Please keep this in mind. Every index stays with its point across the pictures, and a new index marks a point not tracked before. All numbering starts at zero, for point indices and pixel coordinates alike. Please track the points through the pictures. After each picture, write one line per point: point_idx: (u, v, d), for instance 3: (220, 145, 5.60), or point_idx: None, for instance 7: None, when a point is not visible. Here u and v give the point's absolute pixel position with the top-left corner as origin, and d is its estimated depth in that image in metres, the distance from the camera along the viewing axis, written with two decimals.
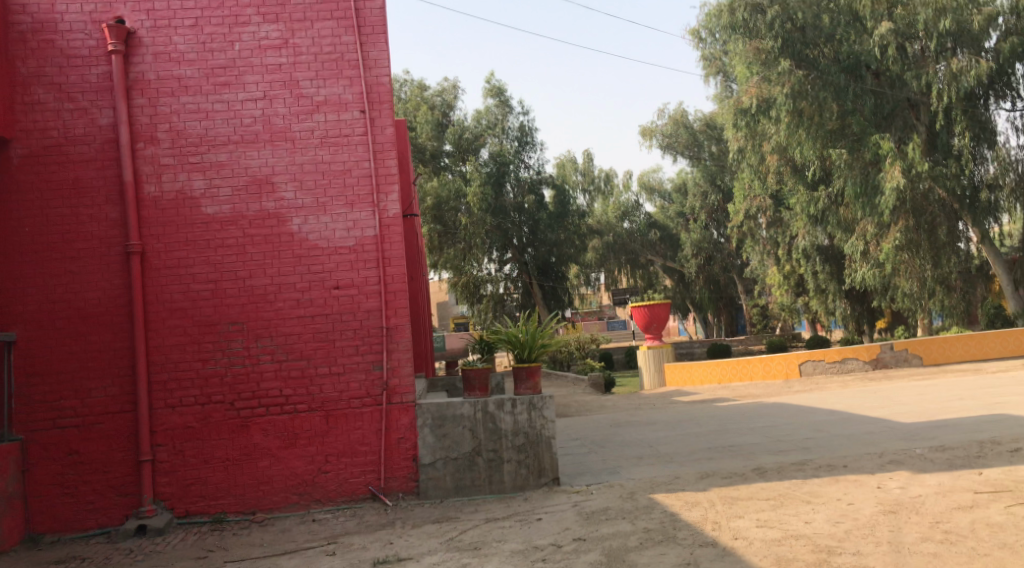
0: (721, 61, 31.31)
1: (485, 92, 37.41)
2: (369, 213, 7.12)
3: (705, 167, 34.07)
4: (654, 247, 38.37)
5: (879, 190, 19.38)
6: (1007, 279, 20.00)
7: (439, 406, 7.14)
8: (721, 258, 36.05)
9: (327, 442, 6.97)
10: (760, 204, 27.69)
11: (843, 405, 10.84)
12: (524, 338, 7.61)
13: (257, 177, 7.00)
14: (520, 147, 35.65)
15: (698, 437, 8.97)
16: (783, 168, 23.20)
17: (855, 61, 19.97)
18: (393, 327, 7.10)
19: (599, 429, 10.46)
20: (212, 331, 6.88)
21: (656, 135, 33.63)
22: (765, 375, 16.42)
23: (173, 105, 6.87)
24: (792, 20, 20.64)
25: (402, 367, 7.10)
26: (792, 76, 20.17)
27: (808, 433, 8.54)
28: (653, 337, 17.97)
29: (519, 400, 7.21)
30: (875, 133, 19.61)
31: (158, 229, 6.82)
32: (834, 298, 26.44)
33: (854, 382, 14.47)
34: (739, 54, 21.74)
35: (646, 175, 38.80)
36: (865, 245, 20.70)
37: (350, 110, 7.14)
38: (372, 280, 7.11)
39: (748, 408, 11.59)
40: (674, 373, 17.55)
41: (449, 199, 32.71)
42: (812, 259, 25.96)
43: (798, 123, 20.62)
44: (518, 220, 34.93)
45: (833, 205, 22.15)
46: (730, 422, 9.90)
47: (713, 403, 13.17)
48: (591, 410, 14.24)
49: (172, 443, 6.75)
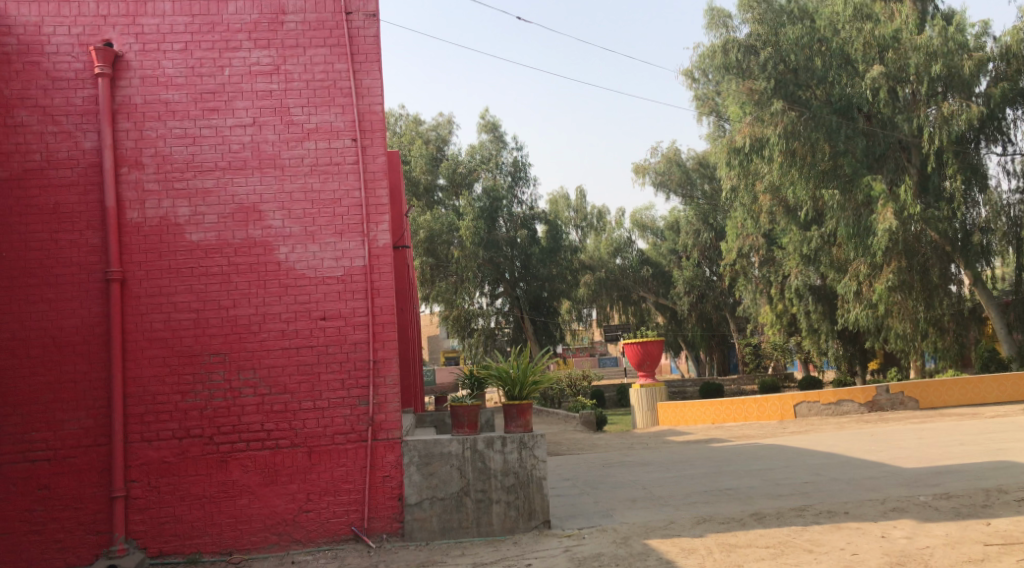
0: (713, 101, 31.70)
1: (480, 127, 37.66)
2: (358, 243, 6.96)
3: (698, 206, 34.47)
4: (646, 284, 38.26)
5: (871, 231, 19.46)
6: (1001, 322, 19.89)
7: (426, 443, 6.88)
8: (714, 296, 35.99)
9: (310, 479, 6.69)
10: (753, 242, 27.79)
11: (840, 448, 10.61)
12: (514, 374, 7.40)
13: (245, 205, 6.84)
14: (513, 182, 35.75)
15: (694, 479, 8.71)
16: (775, 208, 23.44)
17: (847, 103, 20.02)
18: (380, 360, 6.88)
19: (591, 470, 10.18)
20: (193, 362, 6.63)
21: (650, 172, 34.03)
22: (760, 417, 16.19)
23: (160, 130, 6.73)
24: (785, 62, 21.01)
25: (388, 403, 6.86)
26: (785, 116, 20.21)
27: (806, 477, 8.31)
28: (646, 375, 17.74)
29: (509, 438, 6.98)
30: (867, 175, 19.64)
31: (140, 256, 6.62)
32: (827, 338, 26.34)
33: (850, 424, 14.24)
34: (733, 94, 21.86)
35: (639, 212, 38.87)
36: (858, 286, 20.38)
37: (341, 138, 7.02)
38: (359, 312, 6.91)
39: (743, 449, 11.34)
40: (666, 412, 17.26)
41: (442, 232, 32.65)
42: (804, 299, 25.87)
43: (791, 163, 20.71)
44: (511, 254, 34.93)
45: (826, 245, 22.15)
46: (725, 464, 9.66)
47: (708, 444, 12.91)
48: (583, 449, 13.95)
49: (147, 479, 6.45)
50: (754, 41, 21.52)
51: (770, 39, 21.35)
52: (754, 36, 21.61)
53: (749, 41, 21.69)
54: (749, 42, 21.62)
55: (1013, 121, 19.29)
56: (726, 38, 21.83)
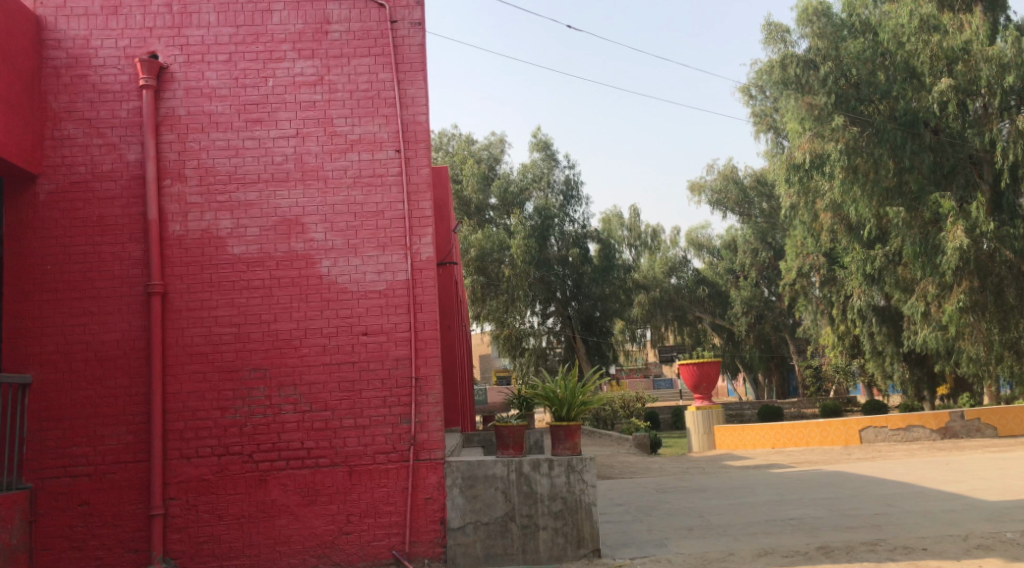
0: (772, 117, 30.82)
1: (532, 146, 37.58)
2: (401, 257, 6.76)
3: (756, 225, 33.39)
4: (701, 304, 37.41)
5: (940, 249, 18.57)
6: None
7: (470, 464, 6.59)
8: (772, 317, 34.98)
9: (350, 500, 6.45)
10: (813, 262, 26.68)
11: (914, 477, 9.91)
12: (562, 394, 7.05)
13: (287, 217, 6.74)
14: (565, 200, 35.46)
15: (754, 507, 8.21)
16: (836, 226, 22.48)
17: (912, 118, 19.00)
18: (422, 377, 6.65)
19: (644, 495, 9.72)
20: (233, 378, 6.51)
21: (706, 190, 33.05)
22: (823, 441, 15.38)
23: (203, 142, 6.74)
24: (846, 76, 20.33)
25: (431, 422, 6.60)
26: (847, 132, 19.53)
27: (877, 507, 7.73)
28: (702, 397, 17.11)
29: (556, 461, 6.63)
30: (935, 192, 18.79)
31: (182, 268, 6.58)
32: (892, 361, 25.21)
33: (922, 451, 13.41)
34: (791, 110, 21.15)
35: (695, 231, 37.93)
36: (926, 305, 19.56)
37: (385, 150, 6.87)
38: (401, 327, 6.70)
39: (807, 476, 10.72)
40: (723, 436, 16.55)
41: (493, 251, 32.52)
42: (867, 320, 24.78)
43: (853, 179, 19.93)
44: (562, 273, 34.61)
45: (891, 264, 21.24)
46: (787, 492, 9.10)
47: (768, 470, 12.29)
48: (635, 473, 13.47)
49: (186, 497, 6.29)
50: (812, 56, 20.96)
51: (829, 53, 20.72)
52: (813, 50, 21.02)
53: (808, 56, 21.14)
54: (808, 57, 21.05)
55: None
56: (785, 53, 21.26)
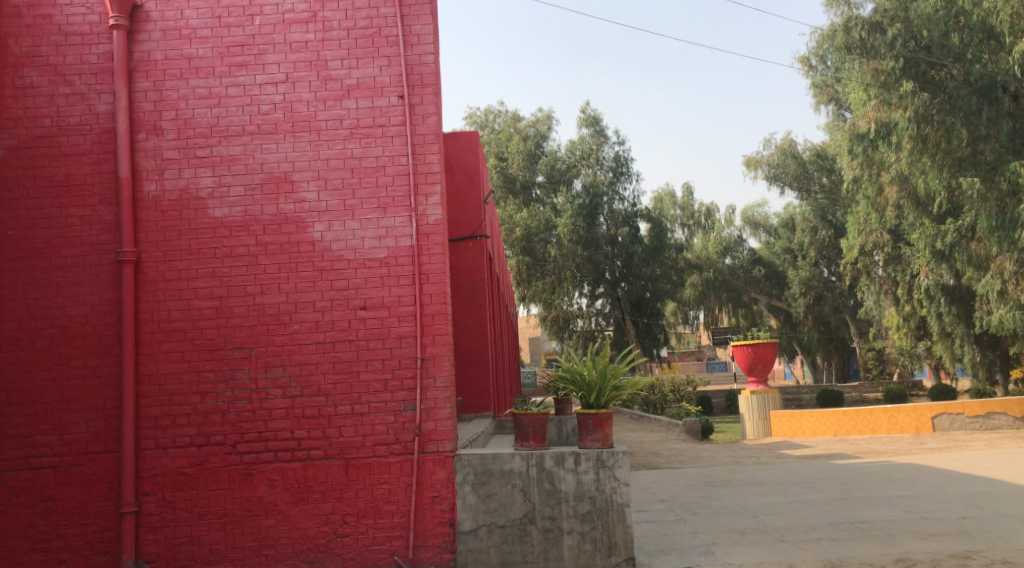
0: (833, 88, 29.07)
1: (580, 122, 36.45)
2: (405, 219, 5.87)
3: (816, 201, 31.30)
4: (757, 285, 35.54)
5: (1019, 223, 16.73)
6: None
7: (483, 458, 5.70)
8: (832, 298, 33.16)
9: (345, 499, 5.67)
10: (877, 239, 24.94)
11: (1003, 471, 8.62)
12: (590, 378, 6.05)
13: (275, 174, 5.93)
14: (615, 177, 34.18)
15: (817, 507, 7.10)
16: (903, 201, 20.56)
17: (989, 82, 17.23)
18: (428, 358, 5.79)
19: (690, 489, 8.69)
20: (215, 358, 5.79)
21: (762, 165, 31.08)
22: (891, 429, 13.99)
23: (182, 90, 5.96)
24: (916, 39, 18.48)
25: (439, 410, 5.75)
26: (916, 98, 17.85)
27: (964, 509, 6.56)
28: (756, 380, 15.90)
29: (583, 455, 5.68)
30: (1014, 161, 16.93)
31: (158, 234, 5.86)
32: (962, 342, 23.43)
33: (1007, 441, 11.98)
34: (856, 76, 19.64)
35: (751, 208, 36.19)
36: (1002, 284, 17.89)
37: (386, 96, 5.96)
38: (406, 300, 5.82)
39: (877, 469, 9.51)
40: (780, 422, 15.31)
41: (539, 230, 31.50)
42: (936, 300, 22.99)
43: (922, 150, 18.32)
44: (611, 253, 33.38)
45: (964, 240, 19.39)
46: (856, 488, 7.96)
47: (830, 461, 11.10)
48: (683, 462, 12.44)
49: (161, 493, 5.63)
50: (879, 17, 18.91)
51: (898, 15, 18.75)
52: (880, 11, 19.01)
53: (874, 19, 19.13)
54: (875, 19, 19.04)
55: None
56: (848, 15, 19.40)
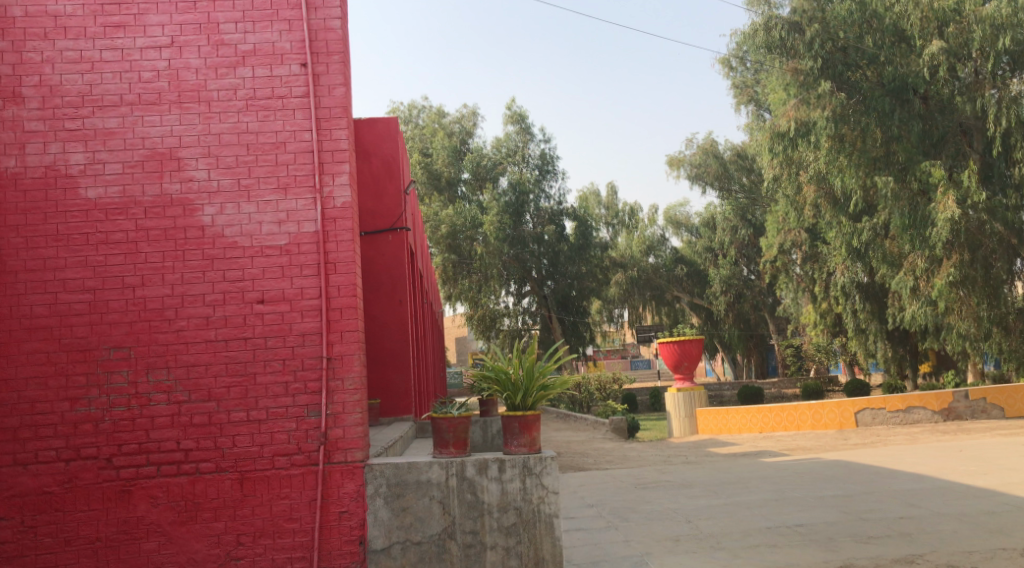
0: (753, 89, 29.40)
1: (506, 119, 35.98)
2: (308, 202, 5.25)
3: (736, 201, 31.82)
4: (680, 283, 35.79)
5: (929, 221, 17.14)
6: None
7: (398, 468, 5.14)
8: (751, 296, 33.74)
9: (241, 517, 5.02)
10: (795, 237, 25.41)
11: (930, 465, 8.56)
12: (516, 376, 5.53)
13: (158, 149, 5.20)
14: (540, 175, 33.95)
15: (751, 510, 6.81)
16: (821, 200, 20.82)
17: (902, 82, 17.77)
18: (335, 358, 5.19)
19: (620, 493, 8.30)
20: (87, 360, 5.03)
21: (685, 165, 31.41)
22: (815, 425, 14.05)
23: (47, 52, 5.17)
24: (833, 40, 18.74)
25: (347, 415, 5.16)
26: (834, 98, 18.10)
27: (898, 508, 6.37)
28: (683, 378, 15.75)
29: (508, 461, 5.18)
30: (925, 161, 17.36)
31: (18, 217, 5.07)
32: (875, 338, 24.05)
33: (927, 435, 12.11)
34: (777, 77, 19.78)
35: (673, 208, 36.46)
36: (914, 281, 18.07)
37: (287, 64, 5.33)
38: (309, 293, 5.21)
39: (806, 467, 9.36)
40: (706, 419, 15.18)
41: (465, 228, 30.69)
42: (851, 297, 23.56)
43: (839, 149, 18.63)
44: (537, 251, 33.17)
45: (878, 238, 19.78)
46: (788, 488, 7.73)
47: (759, 459, 10.95)
48: (612, 462, 12.12)
49: (21, 516, 4.89)
50: (798, 17, 19.10)
51: (815, 16, 18.89)
52: (796, 12, 19.13)
53: (793, 19, 19.23)
54: (794, 19, 19.19)
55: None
56: (768, 14, 19.46)
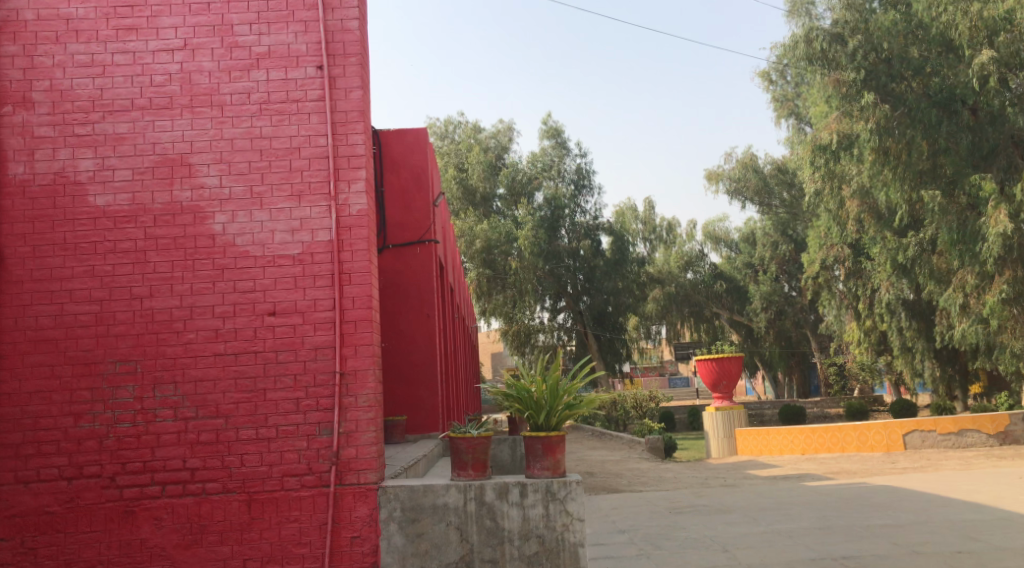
0: (794, 102, 28.52)
1: (542, 134, 35.82)
2: (322, 210, 5.03)
3: (776, 216, 31.15)
4: (719, 300, 35.01)
5: (980, 236, 16.41)
6: None
7: (413, 491, 4.83)
8: (793, 313, 32.86)
9: (248, 540, 4.76)
10: (838, 253, 24.65)
11: (988, 493, 7.97)
12: (537, 396, 5.16)
13: (169, 155, 5.04)
14: (576, 190, 33.65)
15: (793, 539, 6.34)
16: (864, 214, 20.18)
17: (949, 94, 17.17)
18: (349, 373, 4.92)
19: (653, 518, 7.86)
20: (92, 374, 4.85)
21: (724, 179, 30.58)
22: (861, 448, 13.42)
23: (58, 56, 5.05)
24: (877, 51, 18.07)
25: (360, 434, 4.89)
26: (878, 109, 17.42)
27: (956, 540, 5.85)
28: (721, 397, 15.23)
29: (530, 486, 4.84)
30: (973, 174, 16.84)
31: (26, 226, 4.93)
32: (923, 358, 23.13)
33: (982, 459, 11.41)
34: (818, 89, 19.08)
35: (712, 223, 35.74)
36: (964, 298, 17.32)
37: (303, 66, 5.13)
38: (323, 305, 4.97)
39: (853, 492, 8.80)
40: (746, 440, 14.63)
41: (500, 243, 30.50)
42: (896, 314, 22.79)
43: (884, 162, 17.92)
44: (573, 266, 32.83)
45: (924, 253, 19.02)
46: (834, 515, 7.21)
47: (801, 483, 10.40)
48: (646, 484, 11.67)
49: (21, 536, 4.70)
50: (840, 28, 18.39)
51: (859, 26, 18.32)
52: (839, 23, 18.47)
53: (835, 30, 18.51)
54: (836, 31, 18.44)
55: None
56: (810, 26, 18.64)
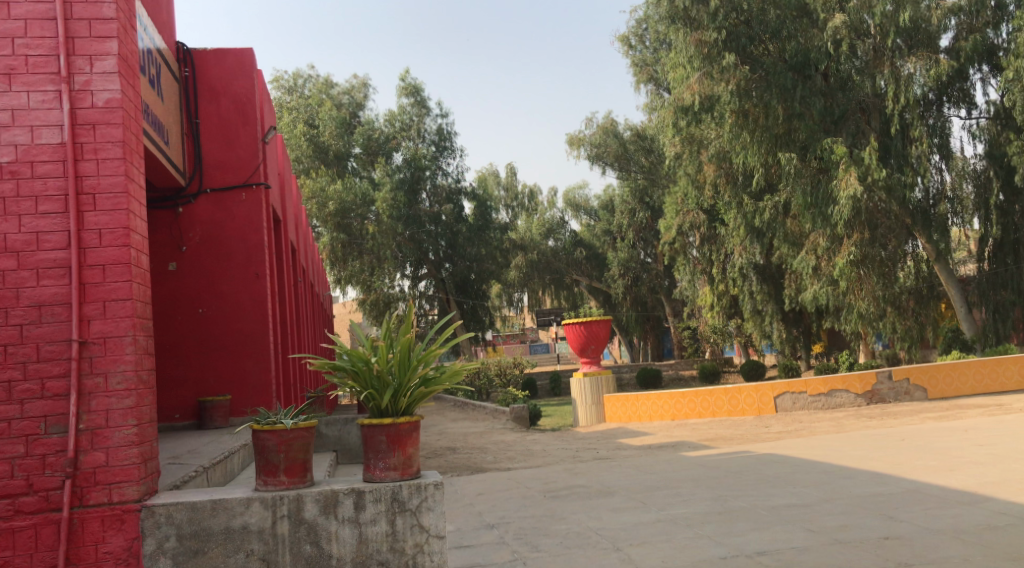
0: (652, 68, 27.70)
1: (400, 92, 33.73)
2: (48, 96, 3.35)
3: (635, 182, 30.41)
4: (579, 267, 34.68)
5: (832, 199, 15.98)
6: (961, 300, 16.79)
7: (195, 511, 3.30)
8: (649, 279, 32.85)
9: None
10: (694, 219, 24.32)
11: (880, 459, 7.35)
12: (378, 368, 3.69)
13: None
14: (437, 152, 31.92)
15: (690, 529, 5.30)
16: (720, 179, 19.59)
17: (803, 58, 16.54)
18: (94, 342, 3.31)
19: (527, 506, 6.64)
20: None
21: (584, 145, 29.78)
22: (732, 412, 12.99)
23: None
24: (738, 11, 17.21)
25: (111, 433, 3.29)
26: (738, 71, 16.72)
27: (878, 523, 4.97)
28: (590, 361, 14.36)
29: (369, 494, 3.46)
30: (826, 139, 16.24)
31: None
32: (772, 320, 23.50)
33: (853, 421, 11.14)
34: (680, 50, 18.02)
35: (573, 190, 35.30)
36: (815, 260, 17.06)
37: None
38: (50, 241, 3.30)
39: (738, 464, 8.01)
40: (614, 406, 13.88)
41: (356, 205, 28.30)
42: (748, 278, 23.07)
43: (742, 126, 17.17)
44: (434, 232, 31.19)
45: (779, 217, 18.35)
46: (730, 496, 6.28)
47: (680, 453, 9.64)
48: (514, 459, 10.55)
49: None
50: None
51: None
52: None
53: None
54: None
55: (978, 81, 16.27)
56: None
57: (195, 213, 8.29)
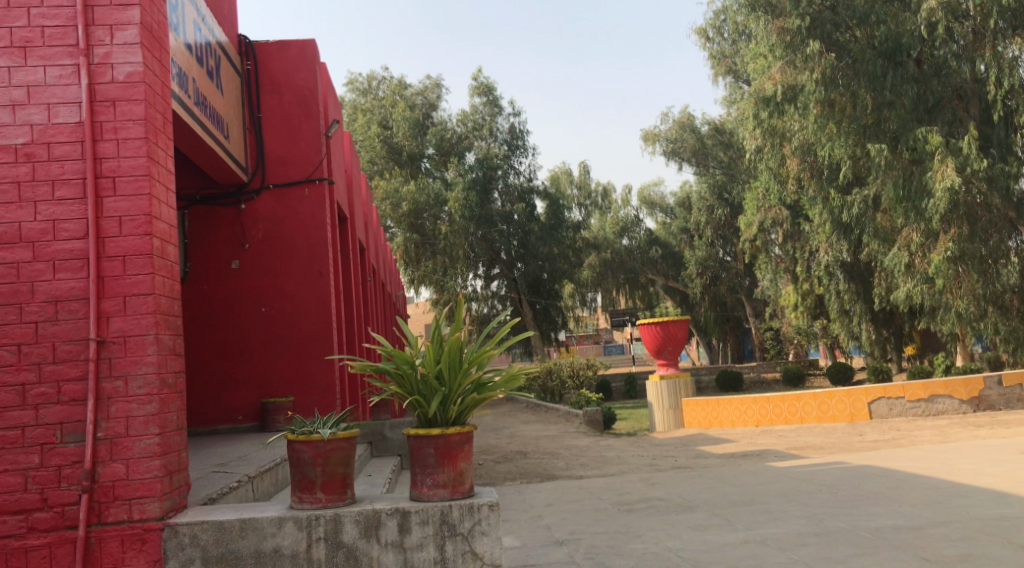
0: (731, 60, 26.82)
1: (473, 92, 33.53)
2: (66, 71, 3.07)
3: (713, 178, 29.33)
4: (654, 266, 33.69)
5: (926, 192, 14.76)
6: None
7: (223, 532, 2.94)
8: (728, 278, 31.62)
9: None
10: (776, 215, 23.07)
11: (1000, 475, 6.50)
12: (426, 370, 3.25)
13: None
14: (509, 151, 31.57)
15: (783, 553, 4.68)
16: (802, 173, 18.24)
17: (894, 45, 15.32)
18: (114, 341, 3.00)
19: (598, 520, 6.12)
20: None
21: (660, 140, 28.81)
22: (821, 418, 12.14)
23: None
24: None
25: (131, 442, 2.96)
26: (823, 59, 15.65)
27: (1008, 553, 4.25)
28: (666, 363, 13.68)
29: (415, 514, 3.03)
30: (919, 127, 14.99)
31: None
32: (860, 320, 22.10)
33: (960, 429, 10.15)
34: (761, 38, 17.14)
35: (648, 188, 34.32)
36: (908, 257, 15.75)
37: None
38: (67, 231, 3.02)
39: (833, 477, 7.27)
40: (693, 411, 13.15)
41: (429, 205, 28.24)
42: (834, 277, 21.76)
43: (828, 116, 16.11)
44: (507, 232, 30.82)
45: (868, 211, 17.19)
46: (827, 514, 5.60)
47: (766, 463, 8.91)
48: (585, 466, 10.01)
49: None
50: None
51: None
52: None
53: None
54: None
55: None
56: None
57: (259, 209, 8.11)
